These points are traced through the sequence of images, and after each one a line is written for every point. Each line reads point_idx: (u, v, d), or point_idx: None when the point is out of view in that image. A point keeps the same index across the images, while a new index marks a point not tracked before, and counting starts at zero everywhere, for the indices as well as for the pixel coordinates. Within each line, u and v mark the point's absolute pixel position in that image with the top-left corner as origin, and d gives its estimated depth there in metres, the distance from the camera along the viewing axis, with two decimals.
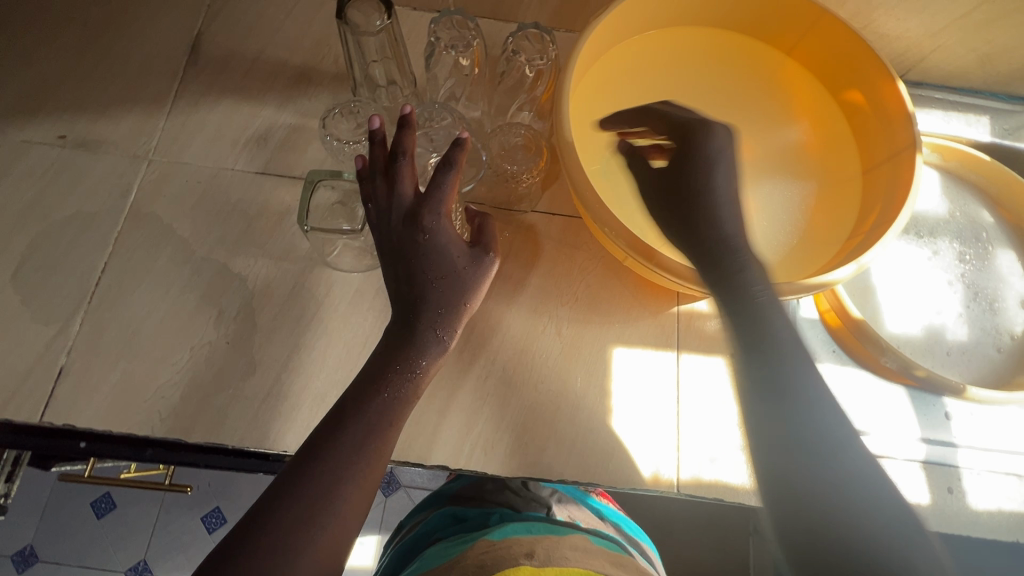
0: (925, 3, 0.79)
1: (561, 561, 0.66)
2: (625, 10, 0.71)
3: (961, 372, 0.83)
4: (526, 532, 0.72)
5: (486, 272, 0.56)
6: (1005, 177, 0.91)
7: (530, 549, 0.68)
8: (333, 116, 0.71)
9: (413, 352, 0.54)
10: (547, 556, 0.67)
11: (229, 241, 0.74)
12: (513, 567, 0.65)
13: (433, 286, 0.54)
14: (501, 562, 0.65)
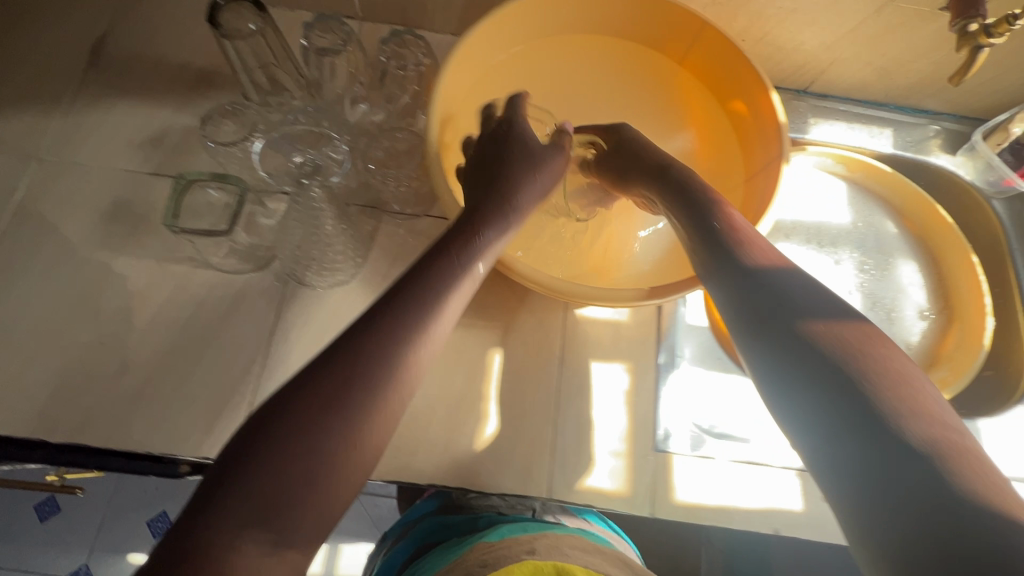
0: (814, 17, 0.80)
1: (562, 556, 0.60)
2: (502, 20, 0.72)
3: None
4: (521, 531, 0.65)
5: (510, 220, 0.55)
6: (906, 188, 0.92)
7: (532, 546, 0.61)
8: (216, 120, 0.72)
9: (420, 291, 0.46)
10: (547, 550, 0.60)
11: (115, 242, 0.75)
12: (513, 566, 0.57)
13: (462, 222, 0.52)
14: (500, 562, 0.58)
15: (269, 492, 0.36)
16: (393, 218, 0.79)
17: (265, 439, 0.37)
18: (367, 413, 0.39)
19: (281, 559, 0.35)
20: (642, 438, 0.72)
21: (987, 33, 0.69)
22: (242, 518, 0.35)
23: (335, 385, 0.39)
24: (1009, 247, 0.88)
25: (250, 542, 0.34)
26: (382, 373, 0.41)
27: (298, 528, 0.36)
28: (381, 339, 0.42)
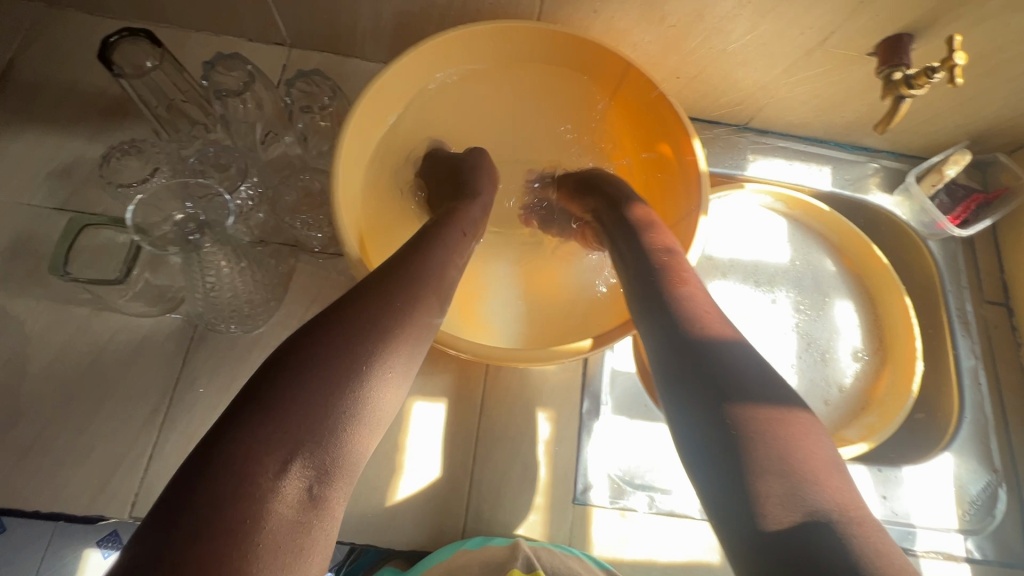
0: (746, 57, 0.79)
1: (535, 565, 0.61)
2: (419, 59, 0.69)
3: None
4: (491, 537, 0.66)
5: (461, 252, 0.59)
6: (842, 227, 0.92)
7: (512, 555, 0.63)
8: (116, 159, 0.70)
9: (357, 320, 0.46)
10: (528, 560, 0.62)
11: (12, 282, 0.71)
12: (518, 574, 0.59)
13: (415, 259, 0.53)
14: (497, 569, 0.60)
15: (297, 434, 0.38)
16: (315, 257, 0.76)
17: (281, 394, 0.39)
18: (377, 366, 0.43)
19: (319, 507, 0.37)
20: (562, 491, 0.70)
21: (907, 84, 0.69)
22: (284, 458, 0.36)
23: (346, 344, 0.42)
24: (941, 289, 0.88)
25: (291, 485, 0.36)
26: (390, 339, 0.45)
27: (331, 481, 0.38)
28: (383, 309, 0.46)
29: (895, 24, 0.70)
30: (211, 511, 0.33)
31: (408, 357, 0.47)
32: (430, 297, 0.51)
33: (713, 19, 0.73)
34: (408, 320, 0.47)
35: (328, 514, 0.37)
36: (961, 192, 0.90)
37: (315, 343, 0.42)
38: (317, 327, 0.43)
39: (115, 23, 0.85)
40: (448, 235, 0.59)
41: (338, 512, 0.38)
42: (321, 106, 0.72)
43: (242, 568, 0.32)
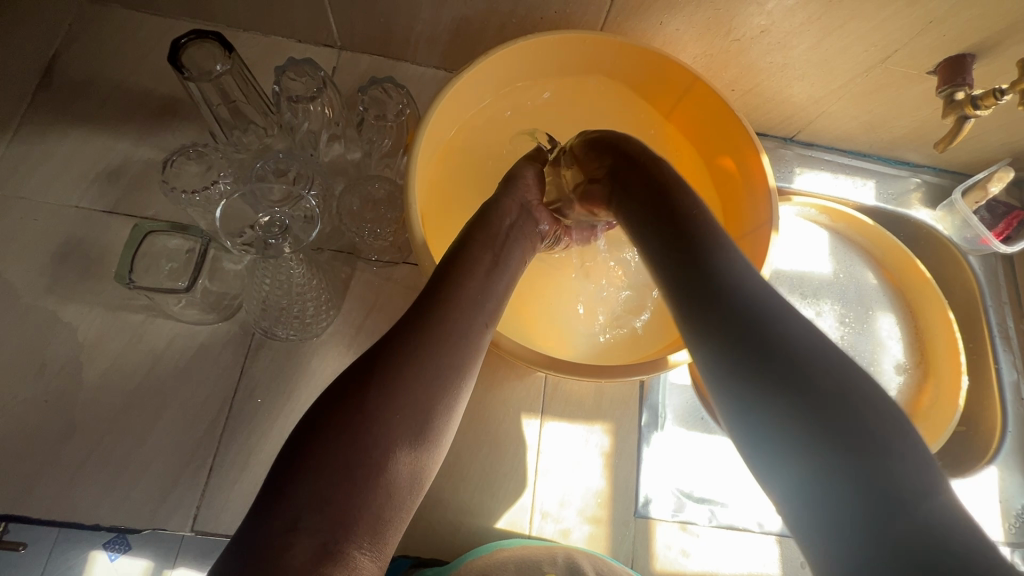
0: (804, 72, 0.79)
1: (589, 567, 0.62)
2: (487, 67, 0.69)
3: None
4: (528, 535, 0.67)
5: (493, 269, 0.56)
6: (888, 242, 0.91)
7: (558, 554, 0.64)
8: (177, 163, 0.68)
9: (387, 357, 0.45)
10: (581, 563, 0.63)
11: (63, 288, 0.69)
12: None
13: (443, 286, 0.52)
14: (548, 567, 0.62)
15: (313, 491, 0.38)
16: (370, 266, 0.75)
17: (301, 453, 0.40)
18: (393, 412, 0.43)
19: (338, 564, 0.36)
20: (624, 504, 0.70)
21: (973, 104, 0.70)
22: (293, 518, 0.37)
23: (365, 398, 0.42)
24: (982, 304, 0.90)
25: (301, 546, 0.36)
26: (409, 385, 0.44)
27: (351, 537, 0.38)
28: (401, 354, 0.45)
29: (960, 45, 0.70)
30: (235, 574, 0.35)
31: (429, 401, 0.45)
32: (449, 335, 0.48)
33: (778, 34, 0.72)
34: (428, 355, 0.46)
35: (350, 569, 0.37)
36: (1001, 210, 0.90)
37: (342, 399, 0.42)
38: (342, 381, 0.44)
39: (160, 20, 0.83)
40: (474, 262, 0.55)
41: (361, 566, 0.37)
42: (396, 115, 0.71)
43: None
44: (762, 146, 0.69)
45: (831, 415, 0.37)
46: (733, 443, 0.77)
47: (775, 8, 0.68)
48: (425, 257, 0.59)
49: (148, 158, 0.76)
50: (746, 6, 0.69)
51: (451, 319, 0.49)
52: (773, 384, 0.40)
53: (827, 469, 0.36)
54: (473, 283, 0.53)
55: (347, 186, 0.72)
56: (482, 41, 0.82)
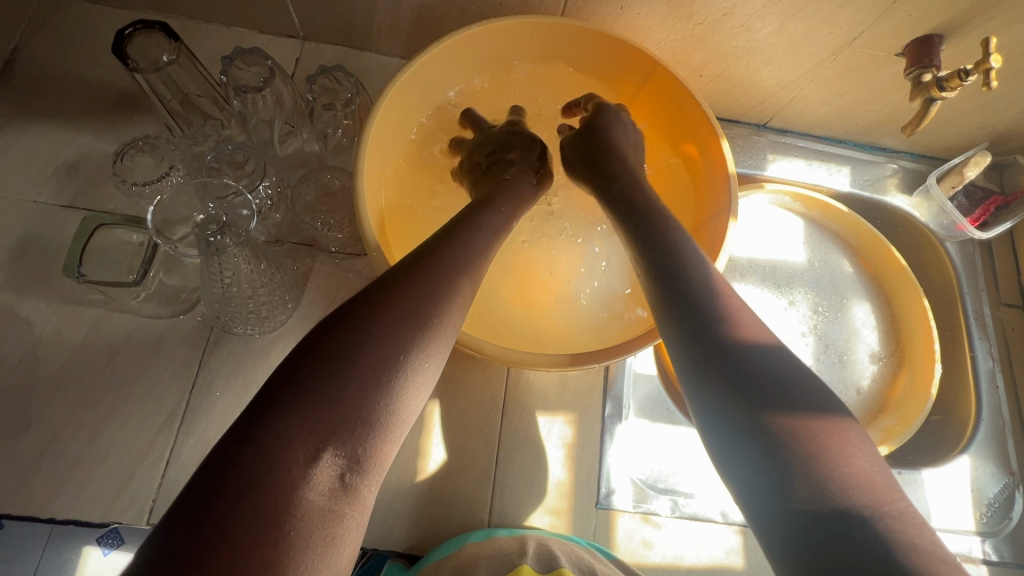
0: (771, 56, 0.77)
1: (558, 561, 0.61)
2: (440, 56, 0.68)
3: None
4: (503, 528, 0.66)
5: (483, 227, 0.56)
6: (861, 229, 0.90)
7: (527, 548, 0.63)
8: (130, 157, 0.68)
9: (387, 296, 0.45)
10: (550, 557, 0.62)
11: (21, 283, 0.69)
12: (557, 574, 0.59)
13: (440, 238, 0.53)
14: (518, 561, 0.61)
15: (333, 421, 0.39)
16: (331, 257, 0.74)
17: (318, 385, 0.40)
18: (413, 358, 0.44)
19: (349, 497, 0.39)
20: (585, 495, 0.70)
21: (938, 86, 0.69)
22: (316, 447, 0.38)
23: (383, 337, 0.43)
24: (959, 291, 0.88)
25: (323, 473, 0.38)
26: (406, 325, 0.44)
27: (364, 471, 0.40)
28: (405, 295, 0.46)
29: (927, 25, 0.69)
30: (246, 496, 0.35)
31: (437, 351, 0.47)
32: (462, 288, 0.50)
33: (741, 17, 0.71)
34: (434, 300, 0.47)
35: (360, 503, 0.40)
36: (980, 194, 0.88)
37: (356, 333, 0.43)
38: (358, 318, 0.43)
39: (119, 11, 0.81)
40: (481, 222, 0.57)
41: (368, 499, 0.41)
42: (345, 103, 0.69)
43: (284, 533, 0.35)
44: (722, 131, 0.68)
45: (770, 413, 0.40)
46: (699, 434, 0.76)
47: None
48: (374, 249, 0.59)
49: (105, 151, 0.75)
50: None
51: (464, 272, 0.51)
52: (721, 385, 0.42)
53: (766, 458, 0.38)
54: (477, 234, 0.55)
55: (302, 179, 0.71)
56: (445, 29, 0.80)
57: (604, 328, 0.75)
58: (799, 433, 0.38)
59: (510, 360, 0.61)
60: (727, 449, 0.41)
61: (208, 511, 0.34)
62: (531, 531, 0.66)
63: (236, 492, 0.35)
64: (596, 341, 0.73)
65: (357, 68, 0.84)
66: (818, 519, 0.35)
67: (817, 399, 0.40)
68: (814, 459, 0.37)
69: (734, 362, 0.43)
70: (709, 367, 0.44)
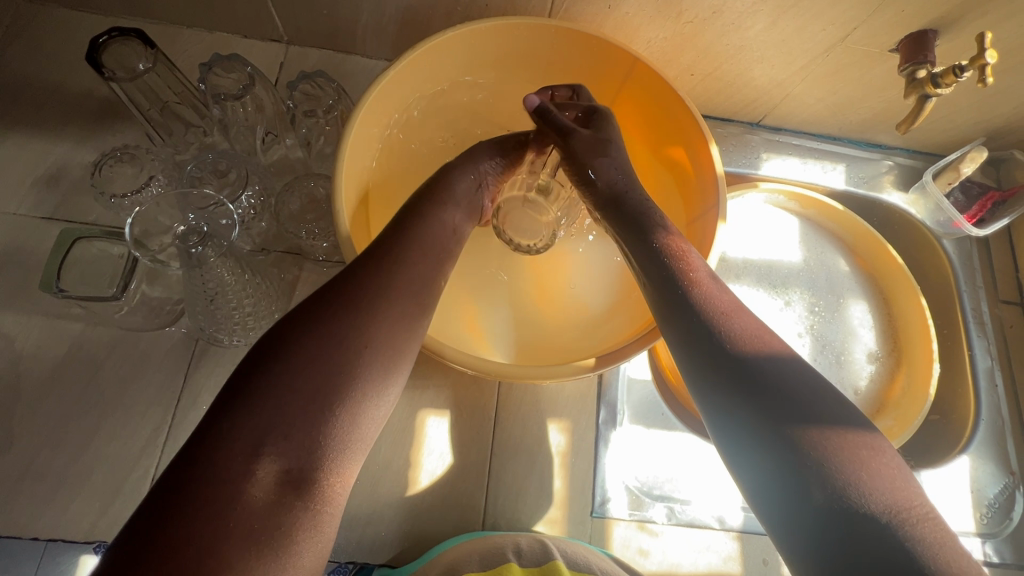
0: (764, 54, 0.76)
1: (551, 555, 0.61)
2: (422, 59, 0.67)
3: None
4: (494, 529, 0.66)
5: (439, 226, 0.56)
6: (857, 228, 0.89)
7: (518, 541, 0.62)
8: (109, 167, 0.67)
9: (334, 293, 0.45)
10: (543, 551, 0.61)
11: (2, 297, 0.68)
12: (550, 566, 0.58)
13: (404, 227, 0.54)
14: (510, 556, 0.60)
15: (276, 418, 0.38)
16: (319, 266, 0.73)
17: (259, 384, 0.39)
18: (357, 350, 0.42)
19: (300, 493, 0.37)
20: (579, 504, 0.68)
21: (933, 83, 0.67)
22: (255, 444, 0.37)
23: (327, 329, 0.42)
24: (957, 289, 0.87)
25: (264, 470, 0.37)
26: (354, 322, 0.43)
27: (315, 465, 0.39)
28: (354, 292, 0.45)
29: (921, 20, 0.67)
30: (183, 502, 0.34)
31: (388, 341, 0.45)
32: (410, 280, 0.48)
33: (732, 15, 0.70)
34: (384, 298, 0.46)
35: (316, 499, 0.38)
36: (976, 190, 0.87)
37: (300, 328, 0.42)
38: (310, 313, 0.43)
39: (98, 17, 0.80)
40: (434, 217, 0.57)
41: (328, 498, 0.39)
42: (326, 110, 0.68)
43: (219, 534, 0.34)
44: (711, 132, 0.66)
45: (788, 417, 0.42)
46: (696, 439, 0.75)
47: None
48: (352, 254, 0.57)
49: (85, 162, 0.73)
50: None
51: (416, 263, 0.50)
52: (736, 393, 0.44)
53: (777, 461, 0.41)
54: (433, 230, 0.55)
55: (285, 186, 0.70)
56: (431, 31, 0.79)
57: (578, 341, 0.72)
58: (808, 434, 0.41)
59: (495, 371, 0.60)
60: (741, 455, 0.44)
61: (151, 516, 0.34)
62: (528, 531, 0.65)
63: (173, 491, 0.35)
64: (583, 349, 0.71)
65: (342, 71, 0.83)
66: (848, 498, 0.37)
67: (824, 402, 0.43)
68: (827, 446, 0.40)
69: (739, 378, 0.45)
70: (717, 371, 0.46)
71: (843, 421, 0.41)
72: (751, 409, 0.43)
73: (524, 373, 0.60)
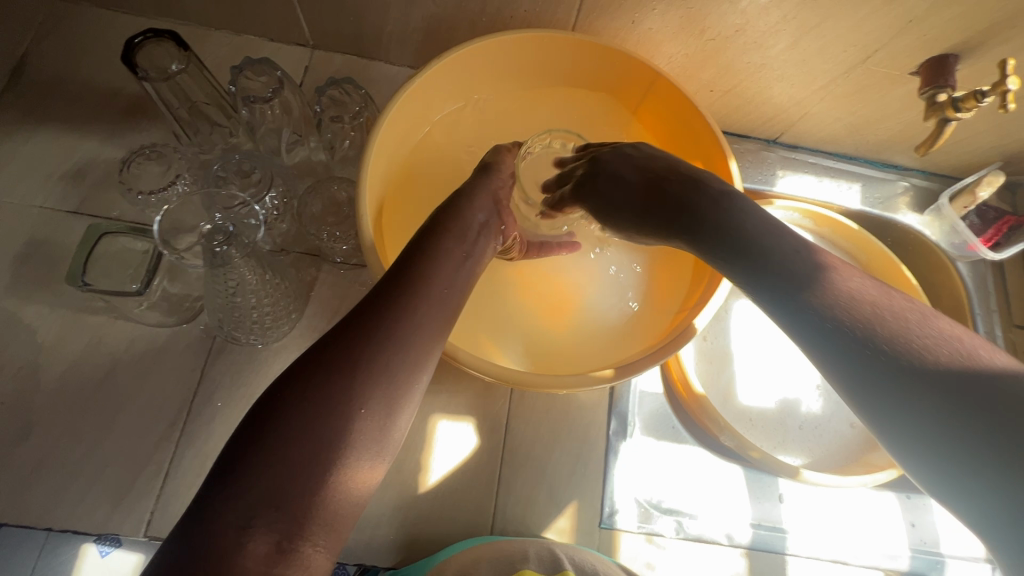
0: (784, 72, 0.76)
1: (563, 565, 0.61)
2: (447, 67, 0.68)
3: (808, 450, 0.76)
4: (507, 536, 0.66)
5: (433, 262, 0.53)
6: (871, 247, 0.89)
7: (528, 552, 0.62)
8: (137, 164, 0.68)
9: (337, 347, 0.45)
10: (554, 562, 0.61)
11: (25, 288, 0.69)
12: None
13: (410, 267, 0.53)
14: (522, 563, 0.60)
15: (274, 487, 0.38)
16: (336, 268, 0.73)
17: (253, 458, 0.39)
18: (356, 409, 0.42)
19: (289, 563, 0.37)
20: (588, 515, 0.68)
21: (954, 107, 0.68)
22: (245, 516, 0.37)
23: (321, 387, 0.42)
24: (970, 311, 0.87)
25: (257, 543, 0.37)
26: (356, 375, 0.43)
27: (305, 537, 0.38)
28: (356, 341, 0.45)
29: (943, 44, 0.68)
30: (182, 573, 0.35)
31: (390, 396, 0.44)
32: (419, 332, 0.48)
33: (755, 33, 0.70)
34: (385, 347, 0.45)
35: (302, 568, 0.38)
36: (992, 214, 0.87)
37: (297, 393, 0.42)
38: (308, 369, 0.43)
39: (129, 17, 0.81)
40: (443, 257, 0.55)
41: (316, 565, 0.39)
42: (353, 116, 0.69)
43: None
44: (730, 149, 0.67)
45: None
46: (707, 453, 0.75)
47: (749, 6, 0.66)
48: (371, 255, 0.58)
49: (111, 159, 0.75)
50: (719, 4, 0.67)
51: (426, 318, 0.49)
52: (941, 407, 0.38)
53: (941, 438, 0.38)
54: (441, 272, 0.53)
55: (308, 189, 0.71)
56: (455, 41, 0.80)
57: (583, 357, 0.73)
58: None
59: (513, 379, 0.61)
60: (944, 486, 0.38)
61: None
62: (536, 540, 0.65)
63: (169, 569, 0.35)
64: (590, 365, 0.72)
65: (364, 77, 0.84)
66: None
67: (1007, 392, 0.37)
68: None
69: (915, 382, 0.39)
70: (829, 347, 0.43)
71: None
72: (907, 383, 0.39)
73: (522, 381, 0.60)
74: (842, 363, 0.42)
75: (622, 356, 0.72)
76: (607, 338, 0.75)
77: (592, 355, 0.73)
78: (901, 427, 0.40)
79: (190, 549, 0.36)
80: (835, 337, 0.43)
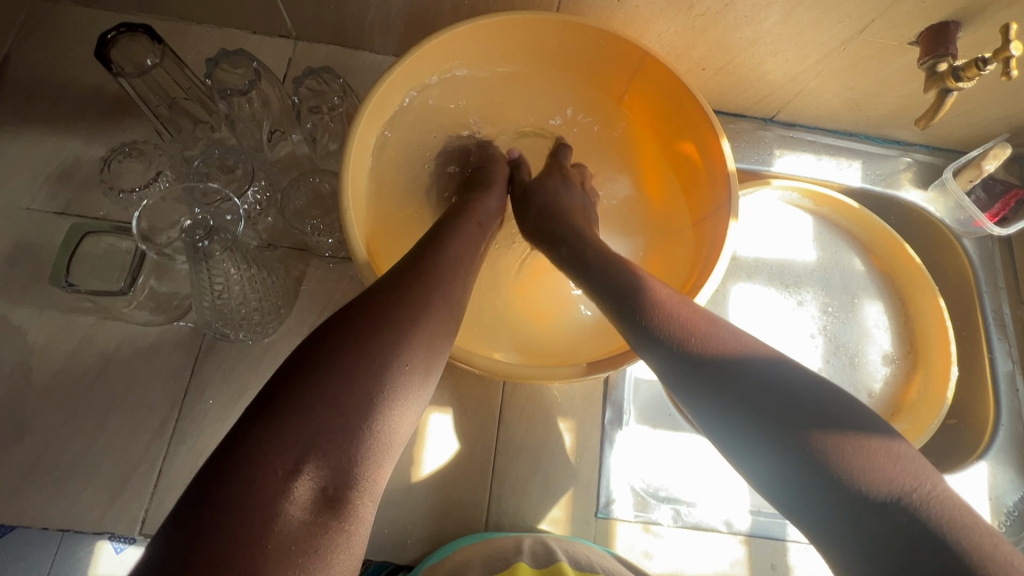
0: (778, 47, 0.74)
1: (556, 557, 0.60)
2: (426, 57, 0.66)
3: None
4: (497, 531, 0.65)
5: (469, 244, 0.55)
6: (874, 226, 0.86)
7: (520, 545, 0.62)
8: (118, 163, 0.67)
9: (379, 302, 0.44)
10: (547, 551, 0.61)
11: (13, 292, 0.69)
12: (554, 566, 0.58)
13: (450, 240, 0.53)
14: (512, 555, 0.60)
15: (316, 432, 0.37)
16: (325, 262, 0.72)
17: (300, 404, 0.38)
18: (402, 360, 0.42)
19: (336, 513, 0.36)
20: (583, 506, 0.68)
21: (955, 76, 0.65)
22: (298, 458, 0.36)
23: (365, 340, 0.41)
24: (976, 290, 0.85)
25: (303, 487, 0.36)
26: (403, 330, 0.43)
27: (352, 484, 0.38)
28: (401, 299, 0.45)
29: (942, 11, 0.65)
30: (222, 522, 0.33)
31: (429, 357, 0.45)
32: (453, 294, 0.49)
33: (745, 7, 0.68)
34: (427, 310, 0.45)
35: (349, 518, 0.37)
36: (999, 188, 0.84)
37: (341, 343, 0.41)
38: (350, 317, 0.43)
39: (109, 14, 0.80)
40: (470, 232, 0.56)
41: (361, 515, 0.38)
42: (331, 107, 0.68)
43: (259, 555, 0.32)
44: (722, 130, 0.65)
45: (807, 429, 0.40)
46: (702, 440, 0.74)
47: None
48: (359, 255, 0.57)
49: (95, 159, 0.74)
50: None
51: (455, 281, 0.50)
52: (742, 408, 0.42)
53: (806, 479, 0.39)
54: (465, 247, 0.54)
55: (290, 184, 0.70)
56: (438, 26, 0.78)
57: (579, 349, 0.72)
58: (844, 452, 0.39)
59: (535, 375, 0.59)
60: (762, 470, 0.41)
61: (188, 518, 0.33)
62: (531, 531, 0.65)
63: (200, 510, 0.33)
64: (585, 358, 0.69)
65: (348, 67, 0.82)
66: (855, 488, 0.37)
67: (849, 415, 0.40)
68: (863, 469, 0.38)
69: (742, 382, 0.43)
70: (746, 411, 0.42)
71: (855, 427, 0.40)
72: (783, 466, 0.40)
73: (518, 374, 0.59)
74: (755, 422, 0.42)
75: (613, 345, 0.70)
76: (600, 327, 0.74)
77: (584, 345, 0.72)
78: (728, 418, 0.43)
79: (227, 490, 0.34)
80: (747, 409, 0.42)
